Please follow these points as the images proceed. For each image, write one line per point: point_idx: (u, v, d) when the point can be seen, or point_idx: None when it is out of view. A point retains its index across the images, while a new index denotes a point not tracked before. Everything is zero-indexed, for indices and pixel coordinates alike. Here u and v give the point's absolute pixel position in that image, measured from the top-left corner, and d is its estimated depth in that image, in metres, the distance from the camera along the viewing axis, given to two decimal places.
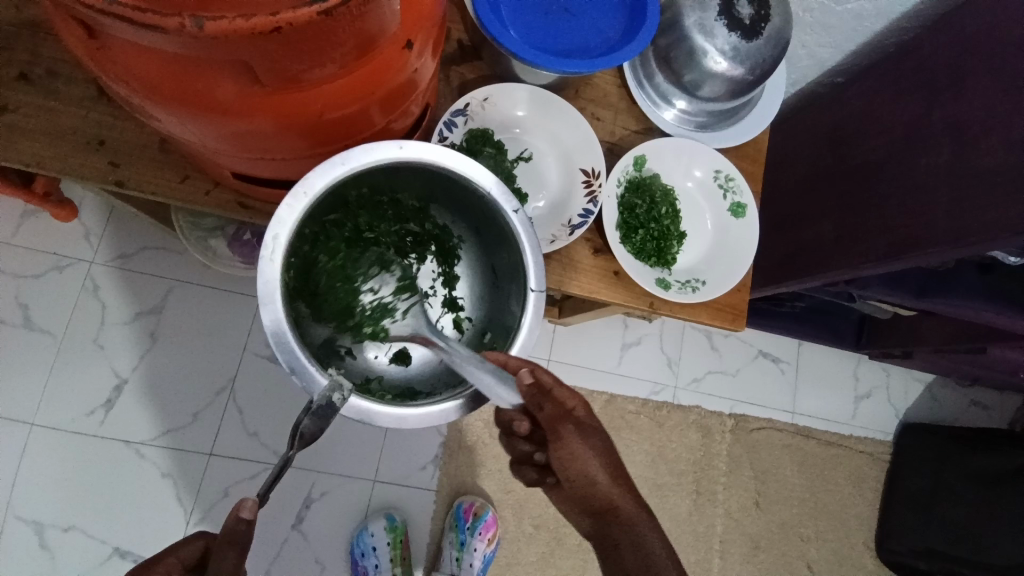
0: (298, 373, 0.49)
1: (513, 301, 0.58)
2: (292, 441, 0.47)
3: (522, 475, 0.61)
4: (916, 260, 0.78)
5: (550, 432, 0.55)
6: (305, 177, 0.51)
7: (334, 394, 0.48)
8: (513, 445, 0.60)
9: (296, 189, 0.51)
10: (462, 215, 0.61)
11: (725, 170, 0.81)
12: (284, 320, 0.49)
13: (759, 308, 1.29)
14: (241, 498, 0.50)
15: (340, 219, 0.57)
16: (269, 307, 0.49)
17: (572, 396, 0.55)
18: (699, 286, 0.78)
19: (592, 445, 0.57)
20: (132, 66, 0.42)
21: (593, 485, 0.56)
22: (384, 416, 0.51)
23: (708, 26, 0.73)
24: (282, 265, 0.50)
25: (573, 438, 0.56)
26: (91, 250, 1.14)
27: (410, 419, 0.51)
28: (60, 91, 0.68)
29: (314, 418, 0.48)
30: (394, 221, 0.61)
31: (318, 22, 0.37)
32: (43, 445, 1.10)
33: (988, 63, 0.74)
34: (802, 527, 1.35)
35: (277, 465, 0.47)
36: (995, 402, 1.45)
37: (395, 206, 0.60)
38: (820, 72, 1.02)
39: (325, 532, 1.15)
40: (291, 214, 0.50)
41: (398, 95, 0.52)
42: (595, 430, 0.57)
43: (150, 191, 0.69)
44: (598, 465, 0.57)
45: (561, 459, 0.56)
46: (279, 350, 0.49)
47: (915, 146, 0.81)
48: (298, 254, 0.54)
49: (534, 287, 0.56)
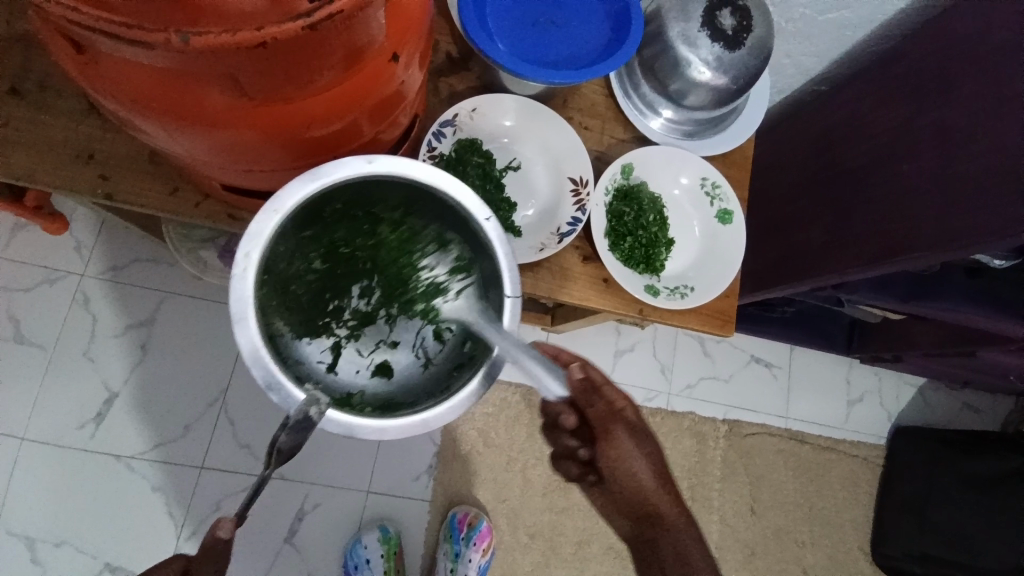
0: (274, 389, 0.47)
1: (499, 306, 0.54)
2: (268, 456, 0.46)
3: (562, 469, 0.62)
4: (903, 265, 0.79)
5: (600, 431, 0.57)
6: (274, 196, 0.48)
7: (312, 409, 0.46)
8: (558, 439, 0.61)
9: (265, 206, 0.48)
10: (445, 224, 0.54)
11: (712, 177, 0.82)
12: (257, 336, 0.47)
13: (750, 313, 1.30)
14: (218, 519, 0.49)
15: (315, 232, 0.53)
16: (242, 325, 0.47)
17: (622, 397, 0.58)
18: (688, 293, 0.79)
19: (643, 448, 0.58)
20: (119, 80, 0.42)
21: (640, 486, 0.58)
22: (365, 428, 0.47)
23: (692, 37, 0.74)
24: (255, 280, 0.47)
25: (623, 440, 0.57)
26: (82, 262, 1.14)
27: (391, 429, 0.48)
28: (50, 105, 0.69)
29: (291, 433, 0.46)
30: (373, 233, 0.55)
31: (303, 35, 0.38)
32: (33, 459, 1.08)
33: (970, 70, 0.76)
34: (798, 532, 1.35)
35: (254, 484, 0.45)
36: (987, 405, 1.46)
37: (374, 218, 0.54)
38: (806, 80, 1.04)
39: (318, 544, 1.14)
40: (262, 231, 0.48)
41: (386, 106, 0.53)
42: (645, 434, 0.59)
43: (139, 203, 0.69)
44: (646, 468, 0.58)
45: (610, 459, 0.58)
46: (254, 365, 0.47)
47: (899, 152, 0.83)
48: (271, 269, 0.50)
49: (511, 293, 0.52)
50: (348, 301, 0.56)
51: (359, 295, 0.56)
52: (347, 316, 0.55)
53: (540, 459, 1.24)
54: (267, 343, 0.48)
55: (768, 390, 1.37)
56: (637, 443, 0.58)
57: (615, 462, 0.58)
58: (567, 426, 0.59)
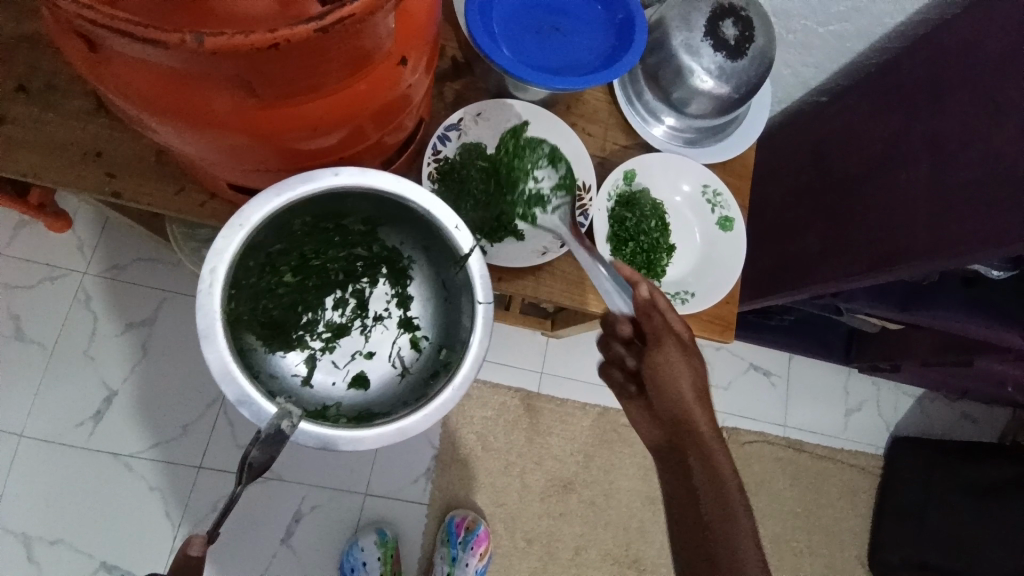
0: (244, 404, 0.52)
1: (464, 314, 0.61)
2: (241, 471, 0.50)
3: (610, 375, 0.72)
4: (899, 273, 0.79)
5: (654, 342, 0.63)
6: (240, 211, 0.54)
7: (283, 422, 0.52)
8: (610, 346, 0.69)
9: (232, 222, 0.54)
10: (409, 234, 0.64)
11: (713, 185, 0.83)
12: (226, 352, 0.53)
13: (749, 321, 1.31)
14: (191, 536, 0.53)
15: (285, 249, 0.61)
16: (209, 341, 0.53)
17: (679, 322, 0.64)
18: (688, 298, 0.79)
19: (691, 366, 0.63)
20: (130, 79, 0.42)
21: (677, 400, 0.63)
22: (339, 438, 0.53)
23: (694, 46, 0.75)
24: (221, 296, 0.54)
25: (673, 352, 0.63)
26: (84, 260, 1.15)
27: (367, 439, 0.54)
28: (58, 104, 0.69)
29: (263, 447, 0.51)
30: (341, 247, 0.65)
31: (315, 38, 0.38)
32: (31, 457, 1.08)
33: (965, 82, 0.77)
34: (794, 541, 1.35)
35: (228, 499, 0.49)
36: (984, 415, 1.46)
37: (341, 232, 0.63)
38: (805, 91, 1.05)
39: (314, 546, 1.14)
40: (227, 246, 0.54)
41: (393, 109, 0.53)
42: (694, 356, 0.64)
43: (146, 202, 0.70)
44: (688, 384, 0.63)
45: (655, 366, 0.63)
46: (224, 383, 0.52)
47: (896, 162, 0.84)
48: (241, 285, 0.57)
49: (482, 299, 0.59)
50: (322, 314, 0.66)
51: (334, 308, 0.66)
52: (322, 329, 0.65)
53: (538, 463, 1.25)
54: (235, 357, 0.54)
55: (766, 398, 1.37)
56: (689, 361, 0.64)
57: (660, 374, 0.63)
58: (622, 335, 0.67)
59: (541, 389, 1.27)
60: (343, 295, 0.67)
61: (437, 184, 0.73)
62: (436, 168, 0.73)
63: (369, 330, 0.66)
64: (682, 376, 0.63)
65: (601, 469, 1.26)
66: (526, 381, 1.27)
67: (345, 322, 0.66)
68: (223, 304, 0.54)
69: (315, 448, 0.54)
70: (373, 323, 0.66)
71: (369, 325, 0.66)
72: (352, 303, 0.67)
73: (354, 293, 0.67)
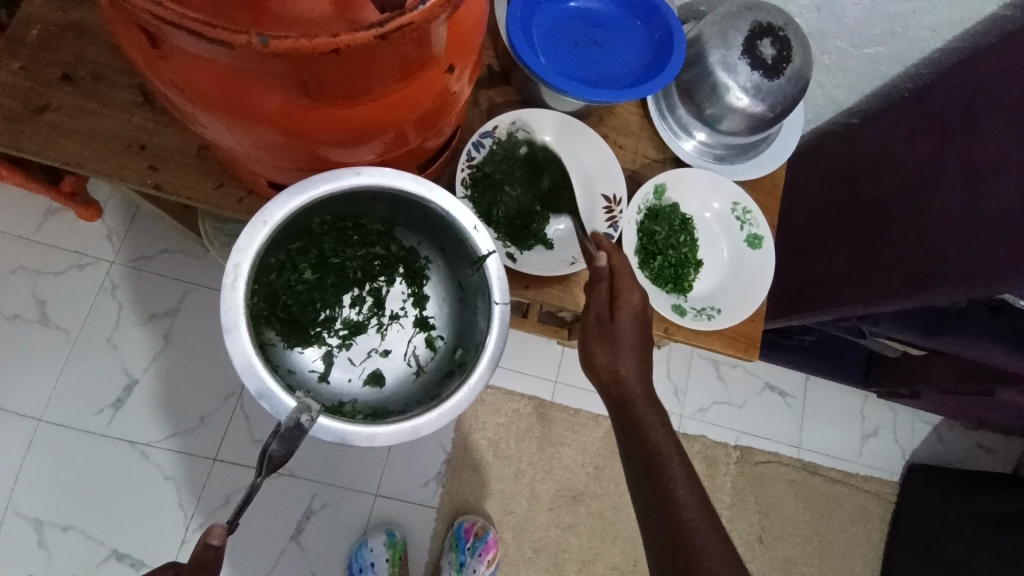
0: (265, 397, 0.53)
1: (481, 316, 0.62)
2: (261, 464, 0.50)
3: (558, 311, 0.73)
4: (927, 299, 0.78)
5: (597, 311, 0.65)
6: (264, 207, 0.55)
7: (302, 416, 0.53)
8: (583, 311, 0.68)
9: (256, 218, 0.55)
10: (426, 236, 0.65)
11: (743, 203, 0.83)
12: (248, 346, 0.54)
13: (770, 340, 1.30)
14: (210, 527, 0.52)
15: (305, 247, 0.62)
16: (233, 335, 0.54)
17: (631, 291, 0.64)
18: (714, 315, 0.80)
19: (626, 334, 0.64)
20: (189, 74, 0.43)
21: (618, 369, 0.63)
22: (355, 434, 0.54)
23: (731, 63, 0.75)
24: (244, 292, 0.55)
25: (610, 324, 0.64)
26: (112, 250, 1.16)
27: (382, 436, 0.55)
28: (105, 95, 0.71)
29: (282, 441, 0.51)
30: (359, 246, 0.66)
31: (374, 44, 0.39)
32: (50, 442, 1.10)
33: (1000, 110, 0.76)
34: (804, 565, 1.33)
35: (246, 492, 0.50)
36: (1002, 447, 1.43)
37: (360, 231, 0.65)
38: (835, 112, 1.05)
39: (322, 546, 1.14)
40: (250, 242, 0.55)
41: (434, 115, 0.54)
42: (632, 324, 0.64)
43: (185, 195, 0.71)
44: (625, 355, 0.63)
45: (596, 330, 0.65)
46: (246, 377, 0.53)
47: (928, 186, 0.82)
48: (261, 282, 0.59)
49: (498, 300, 0.60)
50: (340, 312, 0.67)
51: (351, 306, 0.67)
52: (339, 326, 0.66)
53: (549, 473, 1.24)
54: (258, 352, 0.55)
55: (780, 418, 1.36)
56: (636, 325, 0.64)
57: (595, 344, 0.64)
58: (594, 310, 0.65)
59: (555, 399, 1.27)
60: (360, 293, 0.68)
61: (469, 191, 0.74)
62: (470, 175, 0.74)
63: (385, 329, 0.68)
64: (624, 342, 0.63)
65: (612, 483, 1.25)
66: (540, 390, 1.26)
67: (362, 320, 0.67)
68: (246, 300, 0.55)
69: (333, 442, 0.54)
70: (389, 322, 0.68)
71: (385, 324, 0.67)
72: (369, 302, 0.68)
73: (371, 292, 0.68)
